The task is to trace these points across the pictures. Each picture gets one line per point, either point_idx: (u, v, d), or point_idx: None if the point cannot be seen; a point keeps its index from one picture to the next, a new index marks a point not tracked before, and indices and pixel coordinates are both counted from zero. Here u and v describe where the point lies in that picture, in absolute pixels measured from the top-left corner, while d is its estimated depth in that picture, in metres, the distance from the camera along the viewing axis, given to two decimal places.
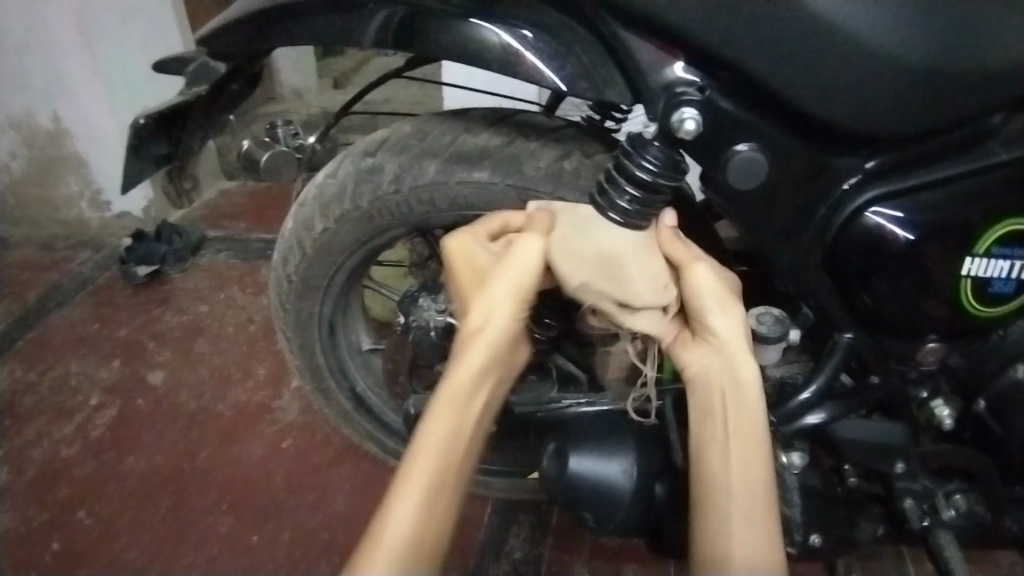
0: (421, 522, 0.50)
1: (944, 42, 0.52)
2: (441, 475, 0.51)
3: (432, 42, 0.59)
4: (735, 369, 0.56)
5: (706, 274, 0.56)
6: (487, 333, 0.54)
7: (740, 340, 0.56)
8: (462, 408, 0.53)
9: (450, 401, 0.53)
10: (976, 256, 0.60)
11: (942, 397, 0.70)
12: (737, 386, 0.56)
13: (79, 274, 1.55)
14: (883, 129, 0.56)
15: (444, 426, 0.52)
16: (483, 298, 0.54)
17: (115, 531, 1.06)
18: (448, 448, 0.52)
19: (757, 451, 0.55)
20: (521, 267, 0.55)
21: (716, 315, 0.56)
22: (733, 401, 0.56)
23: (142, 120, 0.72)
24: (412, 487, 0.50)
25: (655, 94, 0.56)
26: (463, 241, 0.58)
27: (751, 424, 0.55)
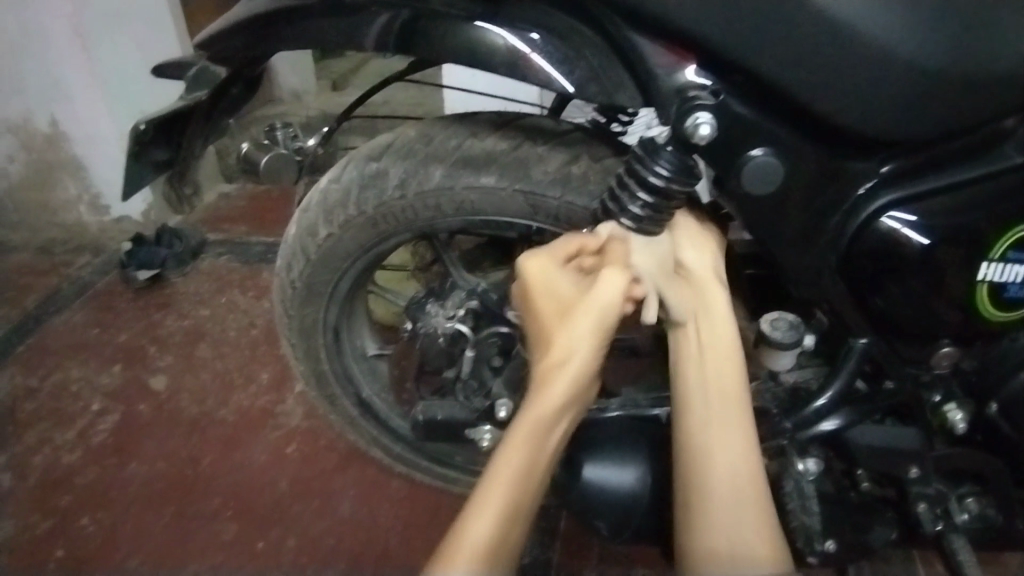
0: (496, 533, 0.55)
1: (961, 44, 0.51)
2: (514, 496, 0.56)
3: (438, 46, 0.58)
4: (710, 303, 0.62)
5: (688, 223, 0.64)
6: (564, 372, 0.57)
7: (715, 275, 0.62)
8: (540, 440, 0.57)
9: (529, 430, 0.57)
10: (992, 260, 0.59)
11: (955, 400, 0.69)
12: (709, 313, 0.62)
13: (79, 279, 1.53)
14: (898, 132, 0.55)
15: (519, 456, 0.57)
16: (565, 334, 0.57)
17: (117, 539, 1.05)
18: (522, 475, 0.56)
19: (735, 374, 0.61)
20: (606, 305, 0.56)
21: (693, 255, 0.63)
22: (707, 326, 0.62)
23: (142, 126, 0.73)
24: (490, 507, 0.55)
25: (668, 98, 0.55)
26: (543, 262, 0.59)
27: (726, 348, 0.61)
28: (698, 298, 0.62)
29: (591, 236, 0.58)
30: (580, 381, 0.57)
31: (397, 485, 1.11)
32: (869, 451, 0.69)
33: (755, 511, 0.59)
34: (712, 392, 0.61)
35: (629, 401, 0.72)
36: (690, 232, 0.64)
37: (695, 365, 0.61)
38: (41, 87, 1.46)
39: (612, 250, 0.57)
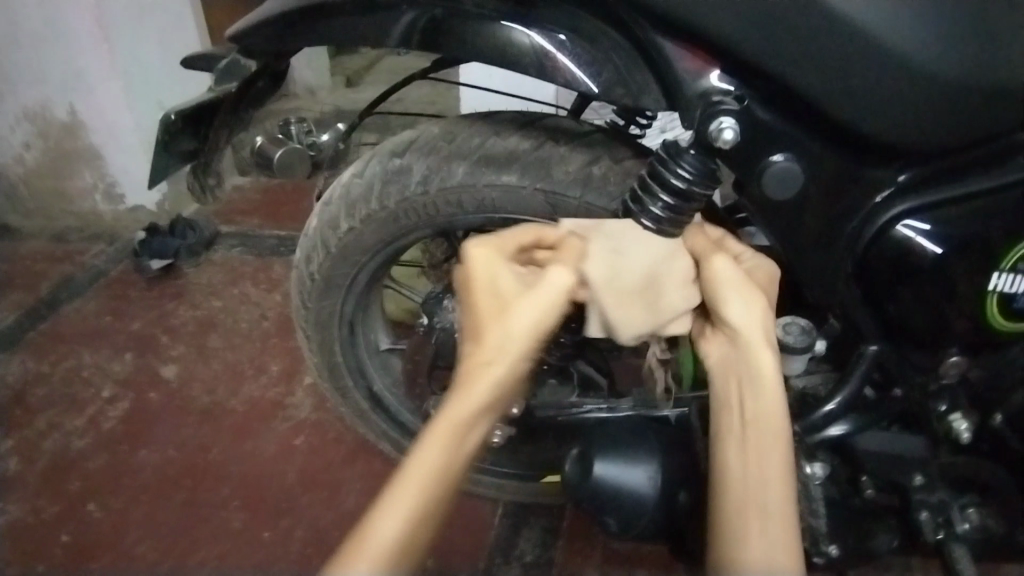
0: (402, 539, 0.47)
1: (980, 58, 0.52)
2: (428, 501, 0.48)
3: (467, 44, 0.59)
4: (752, 360, 0.54)
5: (728, 263, 0.56)
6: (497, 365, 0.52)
7: (758, 327, 0.55)
8: (462, 440, 0.50)
9: (449, 428, 0.50)
10: (1003, 271, 0.60)
11: (961, 411, 0.67)
12: (752, 376, 0.54)
13: (92, 267, 1.55)
14: (917, 142, 0.56)
15: (439, 455, 0.49)
16: (503, 324, 0.52)
17: (127, 525, 1.06)
18: (440, 478, 0.49)
19: (777, 438, 0.53)
20: (547, 299, 0.53)
21: (734, 304, 0.55)
22: (750, 391, 0.54)
23: (172, 116, 0.75)
24: (396, 509, 0.47)
25: (692, 102, 0.56)
26: (490, 252, 0.56)
27: (771, 416, 0.53)
28: (738, 357, 0.55)
29: (547, 228, 0.59)
30: (506, 382, 0.52)
31: None
32: (875, 457, 0.71)
33: None
34: (750, 462, 0.53)
35: (641, 401, 0.74)
36: (736, 277, 0.55)
37: (735, 439, 0.54)
38: (63, 76, 1.48)
39: (568, 244, 0.57)
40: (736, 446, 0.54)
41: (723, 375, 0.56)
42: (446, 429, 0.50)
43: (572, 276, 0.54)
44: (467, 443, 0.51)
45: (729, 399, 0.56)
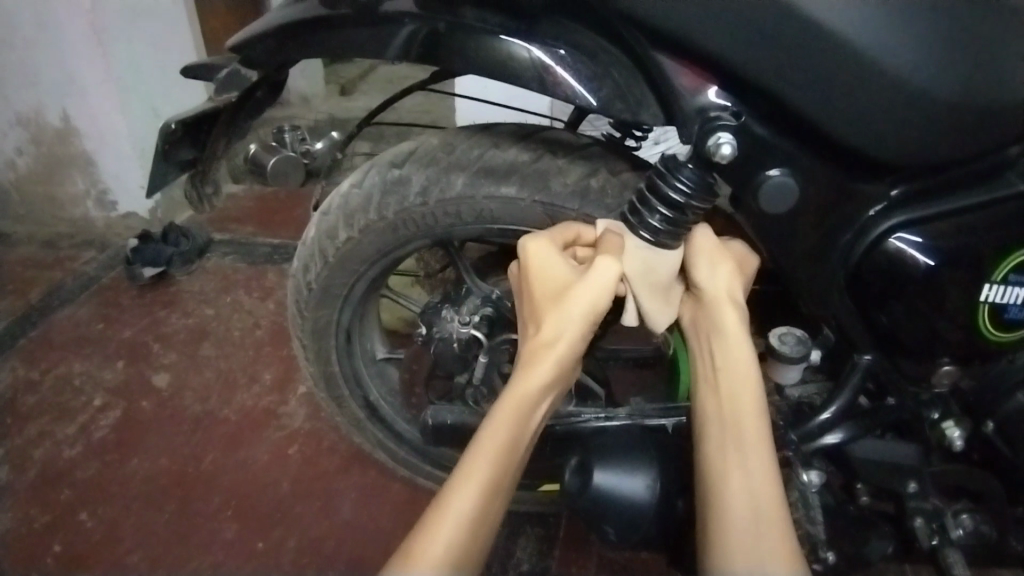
0: (478, 503, 0.54)
1: (973, 77, 0.53)
2: (497, 469, 0.55)
3: (468, 57, 0.60)
4: (720, 316, 0.60)
5: (708, 236, 0.62)
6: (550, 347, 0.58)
7: (726, 288, 0.61)
8: (524, 412, 0.58)
9: (512, 409, 0.58)
10: (994, 282, 0.61)
11: (953, 418, 0.71)
12: (722, 333, 0.60)
13: (84, 274, 1.54)
14: (909, 157, 0.57)
15: (506, 428, 0.57)
16: (556, 313, 0.58)
17: (118, 535, 1.06)
18: (504, 449, 0.56)
19: (748, 386, 0.60)
20: (600, 289, 0.58)
21: (704, 270, 0.61)
22: (719, 347, 0.61)
23: (172, 124, 0.74)
24: (473, 480, 0.54)
25: (690, 118, 0.57)
26: (540, 245, 0.60)
27: (740, 369, 0.60)
28: (707, 315, 0.61)
29: (587, 227, 0.63)
30: (564, 362, 0.59)
31: (399, 488, 1.12)
32: (870, 464, 0.72)
33: (775, 527, 0.55)
34: (726, 412, 0.60)
35: (637, 409, 0.74)
36: (710, 244, 0.62)
37: (710, 386, 0.62)
38: (54, 82, 1.47)
39: (607, 240, 0.59)
40: (713, 395, 0.62)
41: (698, 333, 0.63)
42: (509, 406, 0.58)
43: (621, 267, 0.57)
44: (527, 414, 0.58)
45: (705, 357, 0.63)
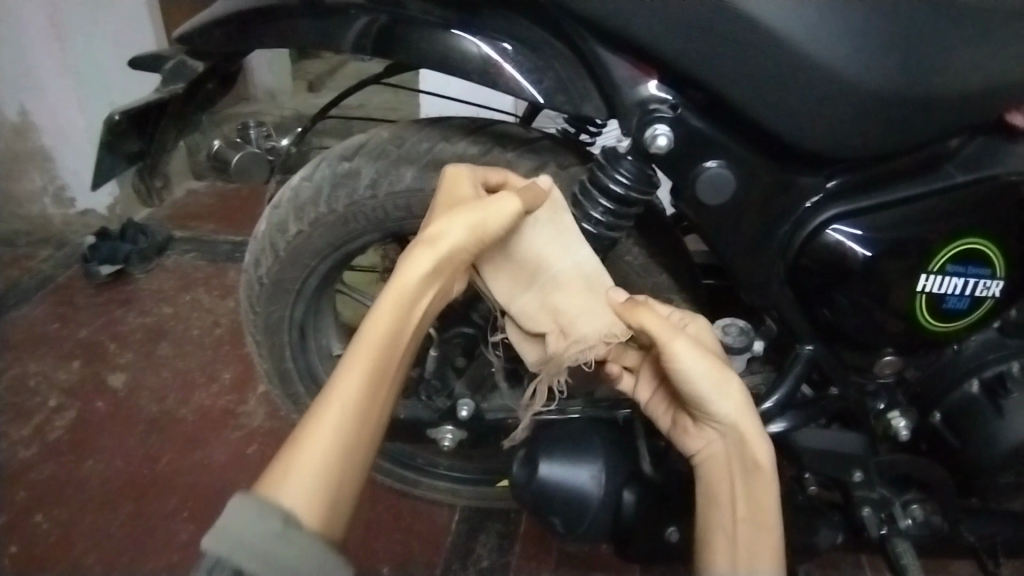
0: (350, 434, 0.48)
1: (905, 70, 0.55)
2: (365, 402, 0.49)
3: (415, 48, 0.60)
4: (746, 449, 0.57)
5: (693, 353, 0.55)
6: (427, 257, 0.54)
7: (743, 422, 0.56)
8: (403, 319, 0.53)
9: (395, 306, 0.52)
10: (931, 273, 0.63)
11: (898, 409, 0.74)
12: (748, 469, 0.57)
13: (39, 272, 1.50)
14: (844, 151, 0.58)
15: (373, 351, 0.51)
16: (439, 224, 0.55)
17: (72, 536, 1.03)
18: (374, 378, 0.50)
19: (766, 523, 0.57)
20: (493, 210, 0.56)
21: (717, 402, 0.56)
22: (744, 476, 0.58)
23: (116, 116, 0.72)
24: (334, 411, 0.48)
25: (630, 110, 0.58)
26: (460, 173, 0.60)
27: (760, 507, 0.57)
28: (734, 445, 0.58)
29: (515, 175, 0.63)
30: (445, 263, 0.55)
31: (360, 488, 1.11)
32: (814, 454, 0.73)
33: None
34: (739, 532, 0.58)
35: (589, 403, 0.74)
36: (698, 359, 0.55)
37: (726, 534, 0.58)
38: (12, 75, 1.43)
39: (534, 191, 0.59)
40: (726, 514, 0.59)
41: (716, 463, 0.59)
42: (385, 324, 0.52)
43: (520, 205, 0.57)
44: (406, 338, 0.53)
45: (724, 493, 0.59)
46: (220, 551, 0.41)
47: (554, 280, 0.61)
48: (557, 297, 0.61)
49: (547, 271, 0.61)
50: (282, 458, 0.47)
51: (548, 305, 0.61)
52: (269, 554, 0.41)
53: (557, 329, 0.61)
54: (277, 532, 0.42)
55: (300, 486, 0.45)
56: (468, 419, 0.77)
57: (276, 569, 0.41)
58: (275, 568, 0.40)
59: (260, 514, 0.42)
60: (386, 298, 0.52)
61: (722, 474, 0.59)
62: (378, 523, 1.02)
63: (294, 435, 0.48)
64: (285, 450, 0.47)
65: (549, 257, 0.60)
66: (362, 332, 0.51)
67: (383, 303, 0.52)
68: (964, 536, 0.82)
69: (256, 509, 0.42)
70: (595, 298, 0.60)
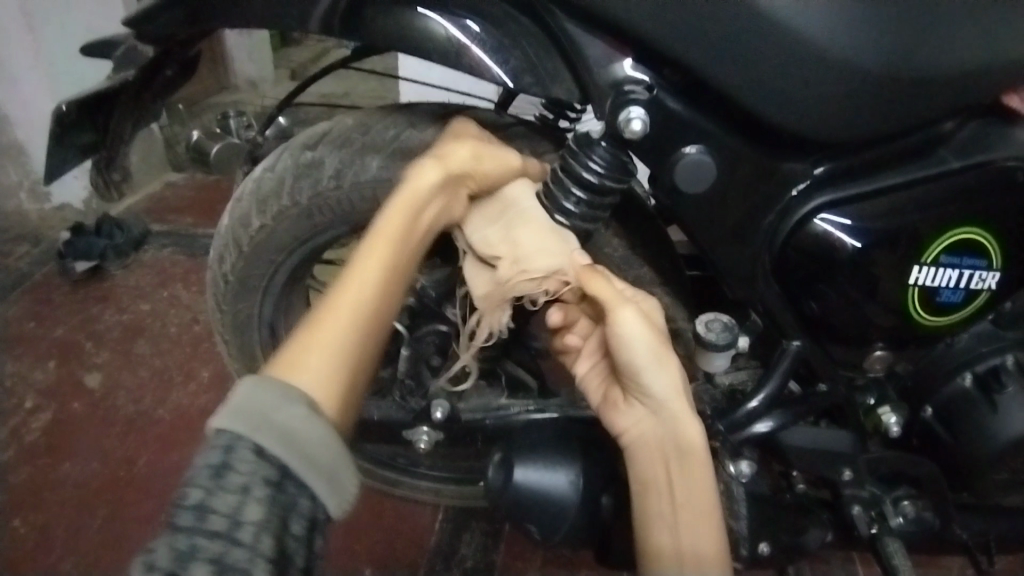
0: (360, 335, 0.51)
1: (896, 46, 0.51)
2: (374, 300, 0.53)
3: (380, 30, 0.57)
4: (681, 428, 0.57)
5: (633, 323, 0.55)
6: (436, 170, 0.56)
7: (677, 399, 0.57)
8: (409, 234, 0.55)
9: (402, 218, 0.55)
10: (924, 265, 0.60)
11: (889, 404, 0.71)
12: (682, 451, 0.56)
13: (15, 270, 1.41)
14: (833, 135, 0.55)
15: (383, 253, 0.54)
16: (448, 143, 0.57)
17: (47, 541, 1.00)
18: (381, 286, 0.53)
19: (706, 507, 0.56)
20: (496, 151, 0.58)
21: (651, 375, 0.57)
22: (678, 462, 0.57)
23: (63, 107, 0.68)
24: (344, 315, 0.51)
25: (604, 92, 0.55)
26: (466, 123, 0.62)
27: (697, 490, 0.56)
28: (668, 426, 0.57)
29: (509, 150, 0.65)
30: (453, 182, 0.57)
31: None
32: (803, 453, 0.70)
33: None
34: (678, 514, 0.56)
35: (568, 402, 0.73)
36: (640, 330, 0.55)
37: (666, 521, 0.57)
38: None
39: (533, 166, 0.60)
40: (663, 495, 0.57)
41: (651, 446, 0.59)
42: (395, 225, 0.54)
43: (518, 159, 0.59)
44: (410, 248, 0.56)
45: (659, 477, 0.58)
46: (242, 428, 0.42)
47: (522, 214, 0.58)
48: (518, 229, 0.57)
49: (516, 211, 0.58)
50: (291, 356, 0.49)
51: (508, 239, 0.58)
52: (290, 433, 0.43)
53: (511, 257, 0.58)
54: (298, 416, 0.44)
55: (313, 372, 0.48)
56: (444, 420, 0.73)
57: (297, 450, 0.43)
58: (297, 449, 0.43)
59: (279, 397, 0.44)
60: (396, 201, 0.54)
61: (655, 456, 0.58)
62: (360, 524, 0.99)
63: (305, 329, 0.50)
64: (297, 341, 0.49)
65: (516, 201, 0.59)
66: (374, 233, 0.54)
67: (392, 205, 0.55)
68: (957, 533, 0.80)
69: (275, 391, 0.45)
70: (558, 231, 0.57)
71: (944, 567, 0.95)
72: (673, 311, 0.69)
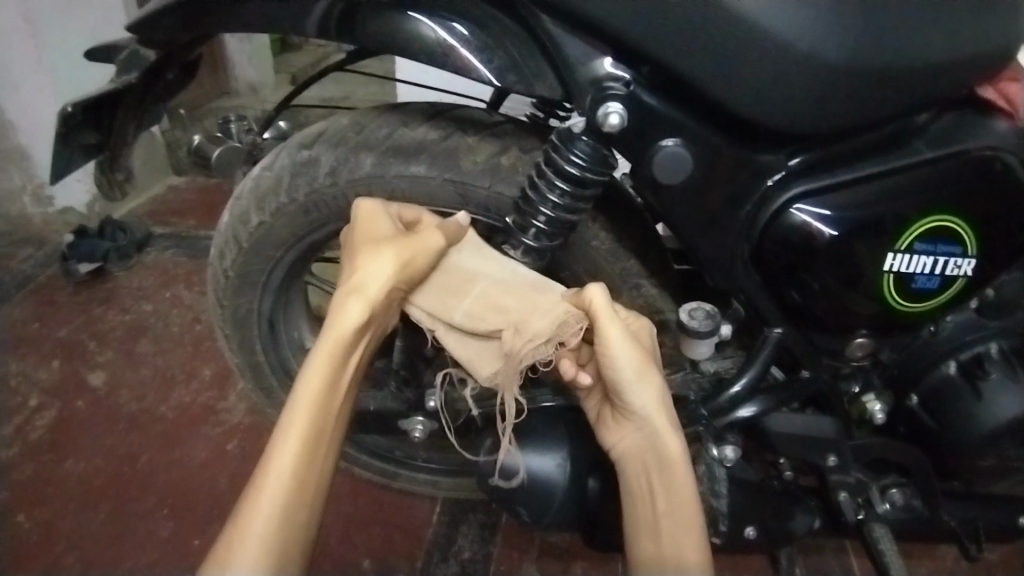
0: (297, 499, 0.51)
1: (862, 44, 0.53)
2: (305, 467, 0.52)
3: (372, 33, 0.59)
4: (660, 440, 0.58)
5: (620, 336, 0.57)
6: (360, 303, 0.55)
7: (659, 414, 0.58)
8: (336, 377, 0.55)
9: (328, 364, 0.54)
10: (898, 252, 0.62)
11: (873, 392, 0.73)
12: (661, 461, 0.58)
13: (20, 272, 1.43)
14: (804, 127, 0.57)
15: (308, 419, 0.52)
16: (365, 267, 0.56)
17: (54, 535, 1.02)
18: (312, 439, 0.52)
19: (689, 519, 0.57)
20: (423, 248, 0.59)
21: (634, 391, 0.58)
22: (660, 473, 0.59)
23: (69, 109, 0.70)
24: (273, 486, 0.50)
25: (584, 89, 0.57)
26: (374, 206, 0.61)
27: (679, 499, 0.57)
28: (648, 440, 0.59)
29: (498, 150, 0.67)
30: (379, 302, 0.56)
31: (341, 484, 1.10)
32: (787, 438, 0.72)
33: None
34: (663, 525, 0.58)
35: None
36: (626, 348, 0.57)
37: (651, 521, 0.59)
38: None
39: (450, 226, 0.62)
40: (648, 505, 0.59)
41: (635, 458, 0.60)
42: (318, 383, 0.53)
43: (443, 238, 0.60)
44: (339, 392, 0.55)
45: (645, 486, 0.60)
46: None
47: (495, 284, 0.61)
48: (501, 295, 0.61)
49: (480, 283, 0.61)
50: (222, 557, 0.48)
51: (489, 304, 0.61)
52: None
53: (512, 326, 0.60)
54: None
55: (241, 573, 0.47)
56: (437, 409, 0.75)
57: None
58: None
59: None
60: (320, 350, 0.54)
61: (639, 468, 0.60)
62: (359, 518, 1.01)
63: (235, 518, 0.49)
64: (227, 535, 0.49)
65: (483, 277, 0.61)
66: (295, 393, 0.53)
67: (316, 356, 0.54)
68: (945, 519, 0.81)
69: None
70: (544, 295, 0.60)
71: (934, 556, 0.97)
72: (660, 302, 0.71)
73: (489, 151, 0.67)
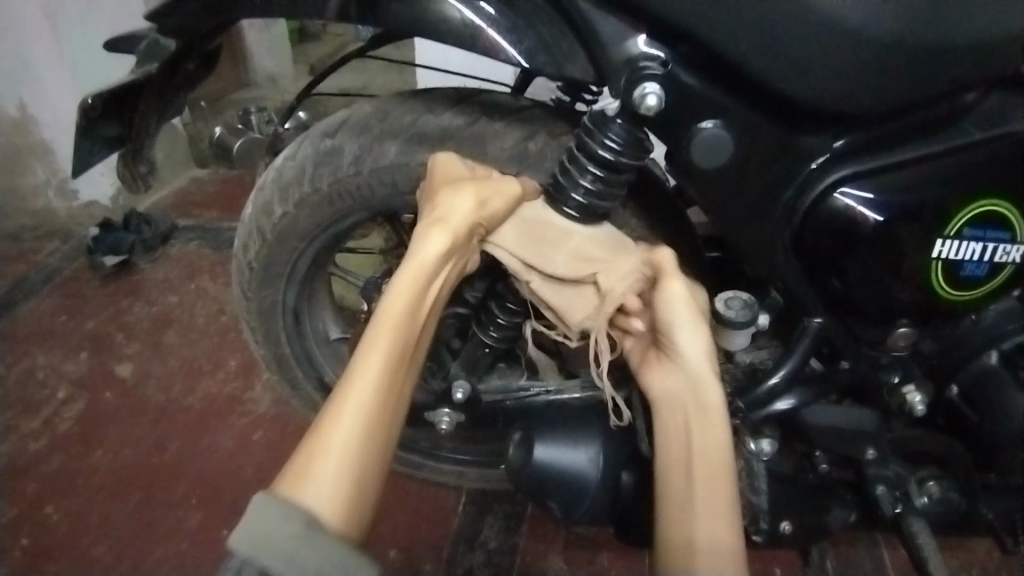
0: (372, 418, 0.51)
1: (915, 17, 0.51)
2: (385, 390, 0.53)
3: (396, 16, 0.58)
4: (703, 391, 0.58)
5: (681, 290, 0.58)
6: (442, 234, 0.57)
7: (706, 364, 0.58)
8: (414, 309, 0.56)
9: (413, 285, 0.56)
10: (948, 238, 0.59)
11: (913, 383, 0.70)
12: (701, 408, 0.58)
13: (47, 266, 1.45)
14: (851, 106, 0.54)
15: (388, 342, 0.54)
16: (445, 200, 0.58)
17: (85, 524, 1.03)
18: (392, 360, 0.54)
19: (722, 476, 0.56)
20: (501, 189, 0.59)
21: (685, 338, 0.58)
22: (698, 424, 0.57)
23: (88, 100, 0.70)
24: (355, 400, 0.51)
25: (618, 69, 0.55)
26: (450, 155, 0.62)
27: (712, 449, 0.56)
28: (690, 391, 0.58)
29: (526, 136, 0.65)
30: (462, 230, 0.58)
31: None
32: (824, 430, 0.71)
33: None
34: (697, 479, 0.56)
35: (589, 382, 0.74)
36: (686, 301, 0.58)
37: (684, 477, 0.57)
38: None
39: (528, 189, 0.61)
40: (684, 464, 0.57)
41: (675, 410, 0.59)
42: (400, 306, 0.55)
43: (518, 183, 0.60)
44: (420, 321, 0.57)
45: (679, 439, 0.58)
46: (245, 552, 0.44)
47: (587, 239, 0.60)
48: (589, 244, 0.60)
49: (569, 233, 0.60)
50: (303, 469, 0.49)
51: (584, 255, 0.60)
52: (293, 555, 0.44)
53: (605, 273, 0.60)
54: (297, 533, 0.44)
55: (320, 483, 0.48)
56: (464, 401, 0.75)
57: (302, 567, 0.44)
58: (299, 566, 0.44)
59: (281, 517, 0.45)
60: (401, 279, 0.56)
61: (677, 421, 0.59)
62: (385, 508, 1.00)
63: (312, 435, 0.51)
64: (305, 446, 0.50)
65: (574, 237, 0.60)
66: (378, 316, 0.55)
67: (400, 282, 0.56)
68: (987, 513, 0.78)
69: (277, 510, 0.45)
70: (625, 243, 0.61)
71: (970, 550, 0.94)
72: None
73: (518, 138, 0.65)
